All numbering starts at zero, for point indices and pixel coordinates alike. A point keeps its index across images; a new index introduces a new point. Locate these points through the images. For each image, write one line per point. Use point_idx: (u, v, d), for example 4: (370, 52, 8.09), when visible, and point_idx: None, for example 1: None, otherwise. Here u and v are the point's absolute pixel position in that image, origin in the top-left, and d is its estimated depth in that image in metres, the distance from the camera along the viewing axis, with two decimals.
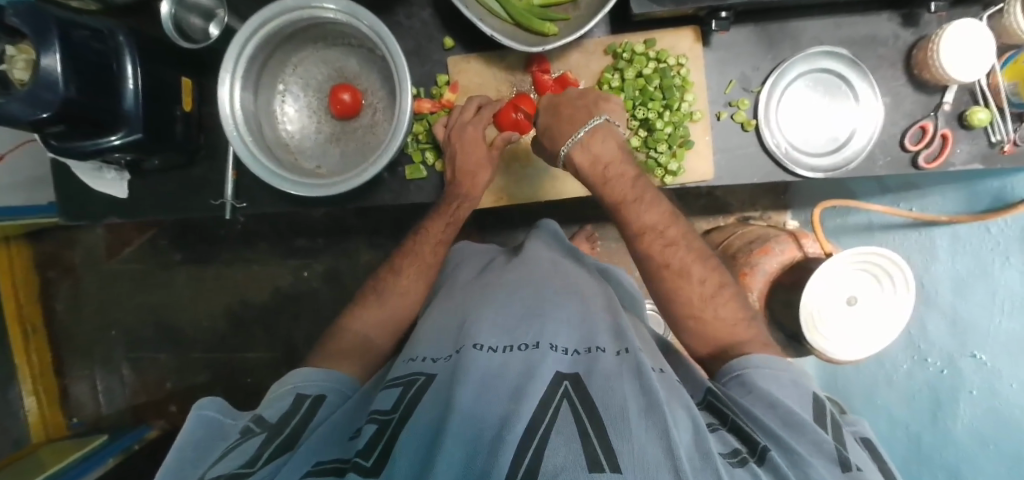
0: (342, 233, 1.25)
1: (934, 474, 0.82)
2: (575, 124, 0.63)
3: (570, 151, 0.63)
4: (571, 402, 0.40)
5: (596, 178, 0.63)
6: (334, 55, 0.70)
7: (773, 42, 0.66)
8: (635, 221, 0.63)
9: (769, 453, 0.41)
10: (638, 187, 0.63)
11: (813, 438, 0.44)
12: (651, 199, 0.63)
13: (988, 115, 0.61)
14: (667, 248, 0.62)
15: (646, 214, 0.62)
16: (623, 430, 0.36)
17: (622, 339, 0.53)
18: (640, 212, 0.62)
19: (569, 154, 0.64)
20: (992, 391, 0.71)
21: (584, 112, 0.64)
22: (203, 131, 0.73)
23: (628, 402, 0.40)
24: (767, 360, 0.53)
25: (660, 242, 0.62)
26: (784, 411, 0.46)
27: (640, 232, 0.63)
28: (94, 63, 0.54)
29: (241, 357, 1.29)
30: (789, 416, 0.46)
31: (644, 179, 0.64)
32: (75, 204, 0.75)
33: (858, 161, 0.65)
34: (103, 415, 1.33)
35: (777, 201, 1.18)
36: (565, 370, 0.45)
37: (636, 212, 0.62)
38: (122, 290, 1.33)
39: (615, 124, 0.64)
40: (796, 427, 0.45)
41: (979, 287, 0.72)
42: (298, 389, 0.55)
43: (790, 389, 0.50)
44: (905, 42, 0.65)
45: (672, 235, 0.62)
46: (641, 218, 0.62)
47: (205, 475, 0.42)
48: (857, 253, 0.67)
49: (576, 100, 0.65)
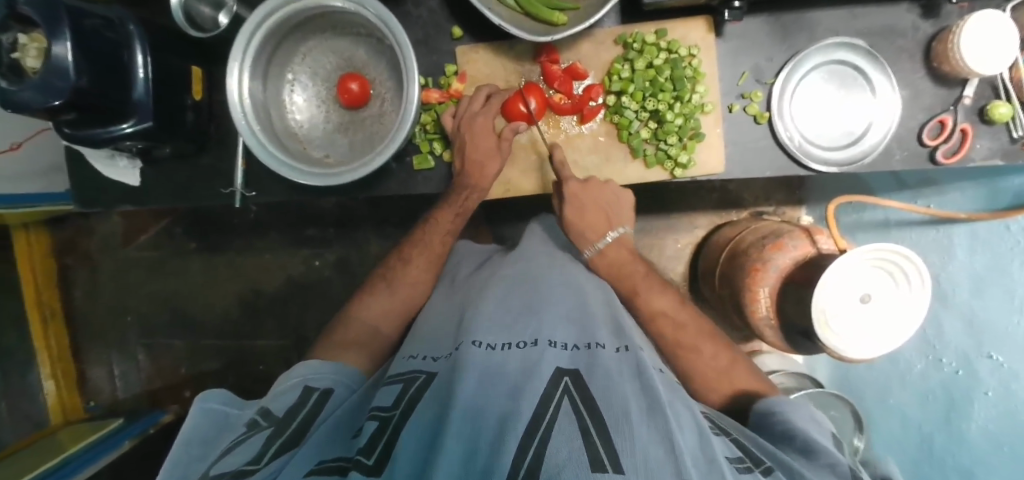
0: (353, 224, 1.26)
1: (946, 476, 0.81)
2: (597, 237, 0.70)
3: (592, 256, 0.71)
4: (572, 398, 0.40)
5: (614, 279, 0.70)
6: (344, 45, 0.70)
7: (787, 34, 0.65)
8: (646, 306, 0.67)
9: (774, 471, 0.41)
10: (647, 279, 0.69)
11: (828, 461, 0.44)
12: (660, 288, 0.69)
13: (1009, 110, 0.59)
14: (681, 331, 0.64)
15: (656, 300, 0.67)
16: (624, 429, 0.36)
17: (622, 336, 0.54)
18: (649, 299, 0.67)
19: (590, 258, 0.71)
20: (1012, 396, 0.70)
21: (604, 222, 0.69)
22: (214, 120, 0.74)
23: (629, 402, 0.40)
24: (783, 398, 0.55)
25: (671, 325, 0.65)
26: (801, 437, 0.47)
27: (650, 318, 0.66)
28: (106, 51, 0.55)
29: (253, 344, 1.31)
30: (807, 442, 0.47)
31: (653, 274, 0.70)
32: (89, 190, 0.76)
33: (875, 155, 0.63)
34: (118, 399, 1.36)
35: (791, 197, 1.16)
36: (566, 365, 0.46)
37: (645, 300, 0.67)
38: (137, 277, 1.36)
39: (627, 231, 0.71)
40: (810, 453, 0.46)
41: (998, 286, 0.71)
42: (307, 381, 0.56)
43: (810, 420, 0.51)
44: (926, 33, 0.63)
45: (682, 318, 0.66)
46: (650, 305, 0.67)
47: (211, 471, 0.42)
48: (875, 248, 0.65)
49: (601, 201, 0.68)
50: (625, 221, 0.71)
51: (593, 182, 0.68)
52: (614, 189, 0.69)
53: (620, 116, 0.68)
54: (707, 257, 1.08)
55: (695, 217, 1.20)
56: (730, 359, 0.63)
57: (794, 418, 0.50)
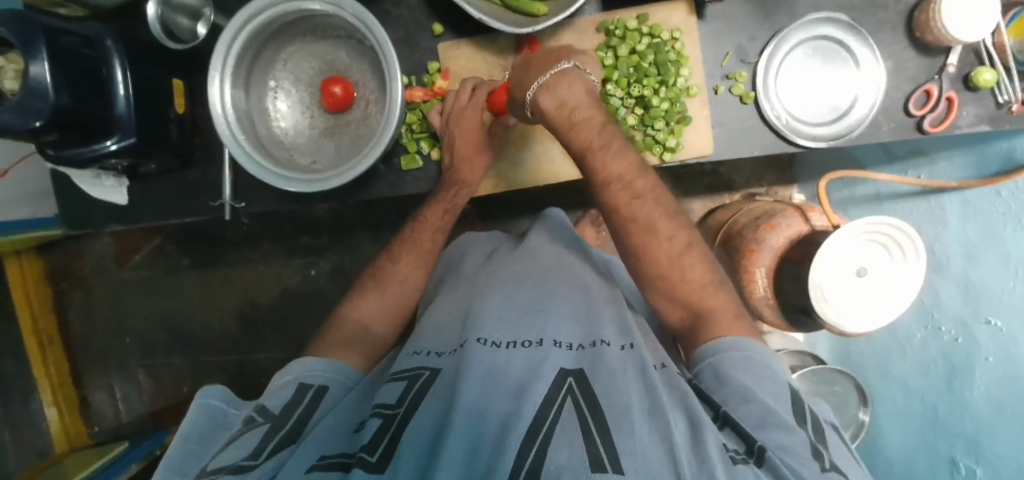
0: (345, 230, 1.25)
1: (952, 443, 0.79)
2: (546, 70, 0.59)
3: (535, 95, 0.57)
4: (575, 398, 0.41)
5: (562, 124, 0.58)
6: (325, 49, 0.69)
7: (769, 11, 0.64)
8: (600, 170, 0.58)
9: (767, 451, 0.40)
10: (606, 133, 0.58)
11: (787, 440, 0.41)
12: (617, 144, 0.59)
13: (993, 75, 0.59)
14: (635, 202, 0.58)
15: (611, 160, 0.57)
16: (625, 430, 0.37)
17: (627, 333, 0.54)
18: (605, 160, 0.57)
19: (534, 97, 0.57)
20: (1007, 358, 0.68)
21: (547, 60, 0.59)
22: (198, 133, 0.73)
23: (632, 401, 0.40)
24: (746, 351, 0.51)
25: (627, 198, 0.58)
26: (761, 409, 0.44)
27: (606, 182, 0.58)
28: (83, 69, 0.54)
29: (253, 358, 1.30)
30: (765, 415, 0.44)
31: (614, 126, 0.59)
32: (76, 214, 0.75)
33: (862, 128, 0.63)
34: (122, 422, 1.35)
35: (783, 177, 1.17)
36: (569, 365, 0.46)
37: (598, 161, 0.57)
38: (134, 297, 1.35)
39: (581, 68, 0.59)
40: (766, 425, 0.43)
41: (992, 252, 0.70)
42: (302, 379, 0.56)
43: (765, 381, 0.48)
44: (906, 4, 0.63)
45: (640, 187, 0.58)
46: (605, 167, 0.58)
47: (207, 466, 0.42)
48: (867, 222, 0.66)
49: (546, 53, 0.61)
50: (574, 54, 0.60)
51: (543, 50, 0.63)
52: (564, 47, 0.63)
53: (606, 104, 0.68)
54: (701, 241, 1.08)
55: (687, 203, 1.20)
56: (688, 245, 0.59)
57: (751, 384, 0.47)
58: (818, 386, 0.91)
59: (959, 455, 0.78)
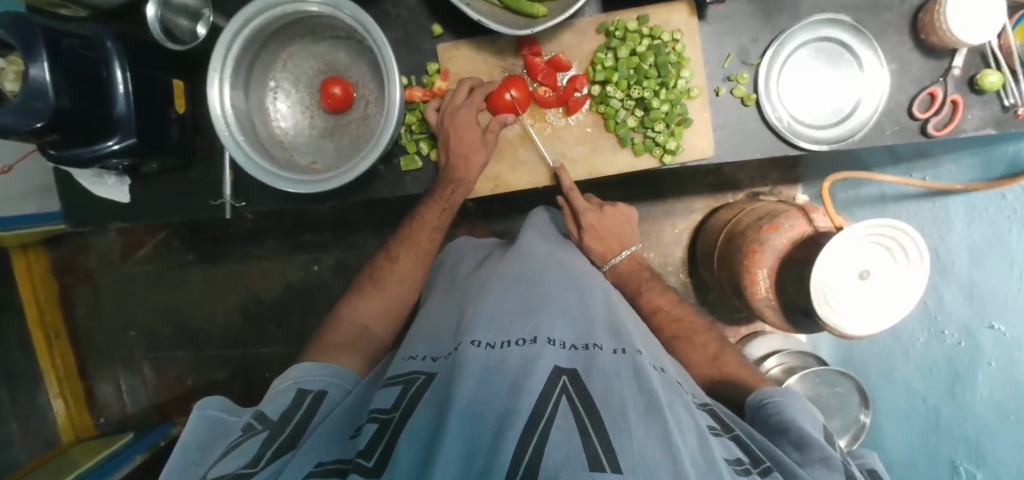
0: (349, 226, 1.26)
1: (953, 447, 0.79)
2: (613, 253, 0.78)
3: (607, 271, 0.80)
4: (570, 396, 0.40)
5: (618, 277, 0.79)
6: (323, 49, 0.69)
7: (772, 12, 0.64)
8: (648, 304, 0.74)
9: (772, 471, 0.42)
10: (650, 283, 0.77)
11: (820, 455, 0.45)
12: (658, 287, 0.76)
13: (1000, 78, 0.58)
14: (675, 322, 0.71)
15: (656, 297, 0.74)
16: (622, 430, 0.37)
17: (620, 336, 0.54)
18: (649, 296, 0.75)
19: (607, 270, 0.80)
20: (1013, 361, 0.67)
21: (617, 243, 0.78)
22: (198, 132, 0.73)
23: (627, 401, 0.41)
24: (780, 390, 0.56)
25: (668, 319, 0.72)
26: (795, 432, 0.48)
27: (652, 311, 0.73)
28: (83, 70, 0.55)
29: (256, 352, 1.32)
30: (800, 437, 0.47)
31: (656, 278, 0.78)
32: (79, 210, 0.76)
33: (865, 130, 0.63)
34: (126, 413, 1.37)
35: (788, 176, 1.16)
36: (564, 364, 0.46)
37: (646, 297, 0.74)
38: (138, 291, 1.36)
39: (636, 246, 0.80)
40: (803, 446, 0.47)
41: (998, 256, 0.69)
42: (299, 385, 0.56)
43: (804, 412, 0.52)
44: (911, 5, 0.62)
45: (677, 313, 0.72)
46: (650, 301, 0.74)
47: (208, 474, 0.43)
48: (873, 224, 0.65)
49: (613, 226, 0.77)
50: (636, 239, 0.80)
51: (604, 212, 0.76)
52: (622, 216, 0.78)
53: (606, 106, 0.68)
54: (704, 241, 1.08)
55: (691, 202, 1.20)
56: (722, 348, 0.67)
57: (791, 413, 0.51)
58: (820, 388, 0.91)
59: (960, 459, 0.78)
